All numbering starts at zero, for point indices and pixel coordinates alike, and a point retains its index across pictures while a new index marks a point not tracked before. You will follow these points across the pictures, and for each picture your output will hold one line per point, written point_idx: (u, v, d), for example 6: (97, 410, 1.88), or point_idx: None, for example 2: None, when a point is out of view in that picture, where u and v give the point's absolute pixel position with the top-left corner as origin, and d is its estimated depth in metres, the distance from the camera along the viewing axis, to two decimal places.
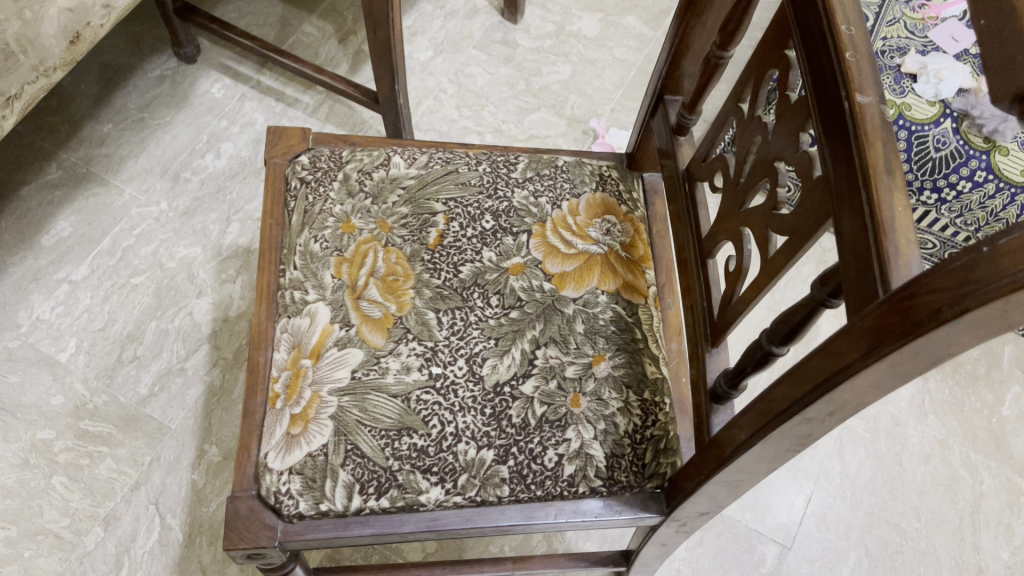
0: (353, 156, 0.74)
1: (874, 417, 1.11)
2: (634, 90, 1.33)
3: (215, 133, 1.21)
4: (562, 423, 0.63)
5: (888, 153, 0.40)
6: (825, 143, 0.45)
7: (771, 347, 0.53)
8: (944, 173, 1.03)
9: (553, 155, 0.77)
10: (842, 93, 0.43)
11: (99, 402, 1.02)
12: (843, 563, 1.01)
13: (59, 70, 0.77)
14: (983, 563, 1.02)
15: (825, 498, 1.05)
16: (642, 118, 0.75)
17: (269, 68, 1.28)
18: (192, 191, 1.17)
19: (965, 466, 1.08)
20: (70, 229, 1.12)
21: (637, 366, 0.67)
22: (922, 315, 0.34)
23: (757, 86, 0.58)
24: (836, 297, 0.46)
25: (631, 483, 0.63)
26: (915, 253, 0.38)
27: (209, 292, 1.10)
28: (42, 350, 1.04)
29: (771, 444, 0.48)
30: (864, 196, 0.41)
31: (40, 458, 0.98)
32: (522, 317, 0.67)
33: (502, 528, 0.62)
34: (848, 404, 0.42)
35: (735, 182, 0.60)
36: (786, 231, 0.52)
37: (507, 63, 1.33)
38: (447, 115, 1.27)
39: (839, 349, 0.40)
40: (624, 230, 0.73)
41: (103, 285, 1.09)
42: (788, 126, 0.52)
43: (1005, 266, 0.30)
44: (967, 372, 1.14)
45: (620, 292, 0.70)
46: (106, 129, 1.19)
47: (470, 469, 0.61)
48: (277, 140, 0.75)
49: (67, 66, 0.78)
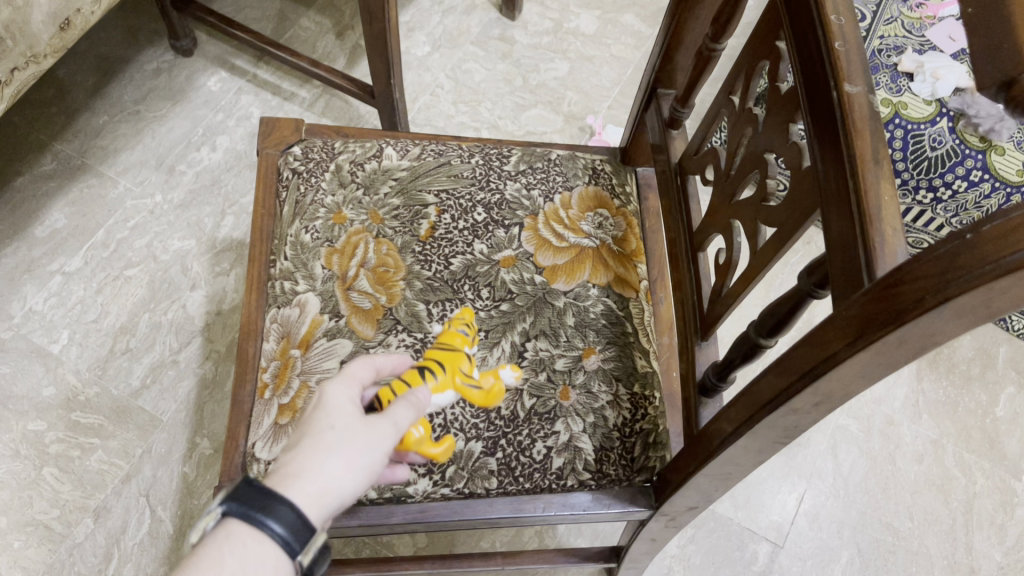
0: (345, 148, 0.74)
1: (868, 416, 1.10)
2: (631, 87, 1.33)
3: (211, 127, 1.21)
4: (551, 415, 0.63)
5: (875, 143, 0.40)
6: (814, 133, 0.44)
7: (759, 339, 0.53)
8: (940, 172, 1.03)
9: (545, 149, 0.77)
10: (831, 84, 0.43)
11: (91, 393, 1.02)
12: (834, 562, 1.01)
13: (47, 56, 0.77)
14: (975, 563, 1.02)
15: (817, 496, 1.04)
16: (635, 113, 0.75)
17: (266, 62, 1.28)
18: (187, 183, 1.17)
19: (958, 466, 1.07)
20: (64, 220, 1.12)
21: (627, 360, 0.67)
22: (905, 303, 0.34)
23: (748, 79, 0.58)
24: (822, 288, 0.46)
25: (619, 476, 0.63)
26: (901, 243, 0.38)
27: (203, 285, 1.10)
28: (34, 341, 1.04)
29: (757, 435, 0.48)
30: (851, 185, 0.40)
31: (31, 449, 0.98)
32: (512, 310, 0.67)
33: (491, 520, 0.62)
34: (834, 395, 0.42)
35: (726, 175, 0.60)
36: (775, 224, 0.52)
37: (504, 60, 1.33)
38: (444, 110, 1.27)
39: (824, 338, 0.39)
40: (615, 225, 0.72)
41: (96, 277, 1.09)
42: (777, 119, 0.52)
43: (987, 253, 0.30)
44: (962, 372, 1.13)
45: (611, 286, 0.69)
46: (101, 121, 1.19)
47: (457, 461, 0.61)
48: (269, 131, 0.75)
49: (57, 53, 0.78)
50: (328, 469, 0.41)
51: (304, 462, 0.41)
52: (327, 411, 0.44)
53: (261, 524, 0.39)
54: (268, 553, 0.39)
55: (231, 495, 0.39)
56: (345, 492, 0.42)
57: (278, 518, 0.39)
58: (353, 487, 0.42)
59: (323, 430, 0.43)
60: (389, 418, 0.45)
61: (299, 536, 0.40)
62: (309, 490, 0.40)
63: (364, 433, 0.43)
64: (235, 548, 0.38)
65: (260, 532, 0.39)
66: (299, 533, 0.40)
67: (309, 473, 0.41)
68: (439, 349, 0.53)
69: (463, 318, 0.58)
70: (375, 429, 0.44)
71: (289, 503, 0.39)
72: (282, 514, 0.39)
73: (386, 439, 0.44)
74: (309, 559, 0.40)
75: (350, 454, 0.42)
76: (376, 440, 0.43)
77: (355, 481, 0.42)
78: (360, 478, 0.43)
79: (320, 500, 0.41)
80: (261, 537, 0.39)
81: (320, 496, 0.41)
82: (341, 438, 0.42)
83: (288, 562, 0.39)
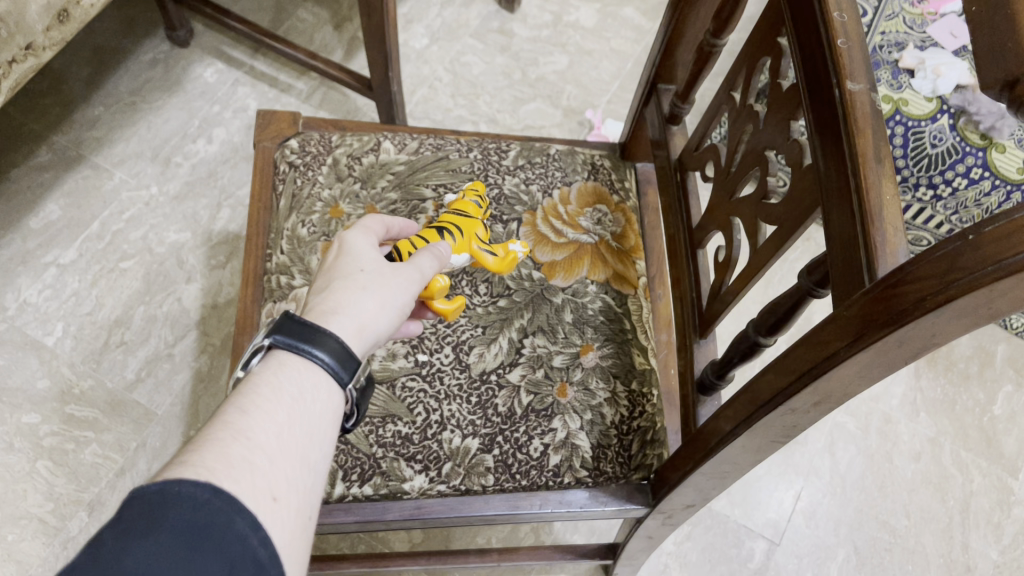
0: (343, 141, 0.74)
1: (865, 414, 1.10)
2: (630, 81, 1.32)
3: (207, 118, 1.21)
4: (548, 412, 0.63)
5: (877, 142, 0.40)
6: (815, 131, 0.44)
7: (758, 338, 0.53)
8: (940, 169, 1.02)
9: (545, 143, 0.76)
10: (833, 81, 0.42)
11: (85, 386, 1.01)
12: (831, 560, 1.01)
13: (45, 48, 0.76)
14: (971, 562, 1.02)
15: (814, 494, 1.04)
16: (634, 107, 0.75)
17: (263, 53, 1.27)
18: (183, 175, 1.16)
19: (956, 464, 1.07)
20: (59, 212, 1.11)
21: (625, 356, 0.66)
22: (906, 303, 0.33)
23: (749, 75, 0.57)
24: (823, 287, 0.45)
25: (616, 473, 0.63)
26: (902, 243, 0.38)
27: (198, 278, 1.09)
28: (28, 333, 1.04)
29: (756, 434, 0.48)
30: (853, 184, 0.40)
31: (25, 442, 0.97)
32: (510, 306, 0.66)
33: (487, 517, 0.61)
34: (833, 395, 0.42)
35: (726, 172, 0.60)
36: (775, 222, 0.52)
37: (503, 53, 1.32)
38: (442, 103, 1.27)
39: (824, 337, 0.39)
40: (614, 221, 0.72)
41: (91, 269, 1.08)
42: (779, 116, 0.52)
43: (989, 254, 0.29)
44: (960, 370, 1.13)
45: (610, 282, 0.69)
46: (97, 112, 1.18)
47: (454, 458, 0.61)
48: (265, 123, 0.74)
49: (55, 45, 0.77)
50: (364, 306, 0.47)
51: (345, 298, 0.47)
52: (354, 259, 0.50)
53: (312, 354, 0.43)
54: (321, 382, 0.44)
55: (277, 328, 0.44)
56: (381, 327, 0.48)
57: (325, 348, 0.44)
58: (386, 323, 0.48)
59: (356, 273, 0.49)
60: (413, 265, 0.51)
61: (345, 365, 0.44)
62: (350, 324, 0.46)
63: (392, 277, 0.49)
64: (290, 377, 0.43)
65: (312, 364, 0.44)
66: (345, 362, 0.44)
67: (346, 311, 0.46)
68: (458, 216, 0.60)
69: (475, 195, 0.65)
70: (401, 275, 0.50)
71: (337, 337, 0.44)
72: (333, 347, 0.44)
73: (412, 282, 0.50)
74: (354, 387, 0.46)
75: (381, 294, 0.48)
76: (402, 284, 0.50)
77: (387, 318, 0.48)
78: (390, 315, 0.49)
79: (359, 334, 0.46)
80: (313, 367, 0.44)
81: (358, 331, 0.46)
82: (371, 281, 0.48)
83: (338, 390, 0.44)
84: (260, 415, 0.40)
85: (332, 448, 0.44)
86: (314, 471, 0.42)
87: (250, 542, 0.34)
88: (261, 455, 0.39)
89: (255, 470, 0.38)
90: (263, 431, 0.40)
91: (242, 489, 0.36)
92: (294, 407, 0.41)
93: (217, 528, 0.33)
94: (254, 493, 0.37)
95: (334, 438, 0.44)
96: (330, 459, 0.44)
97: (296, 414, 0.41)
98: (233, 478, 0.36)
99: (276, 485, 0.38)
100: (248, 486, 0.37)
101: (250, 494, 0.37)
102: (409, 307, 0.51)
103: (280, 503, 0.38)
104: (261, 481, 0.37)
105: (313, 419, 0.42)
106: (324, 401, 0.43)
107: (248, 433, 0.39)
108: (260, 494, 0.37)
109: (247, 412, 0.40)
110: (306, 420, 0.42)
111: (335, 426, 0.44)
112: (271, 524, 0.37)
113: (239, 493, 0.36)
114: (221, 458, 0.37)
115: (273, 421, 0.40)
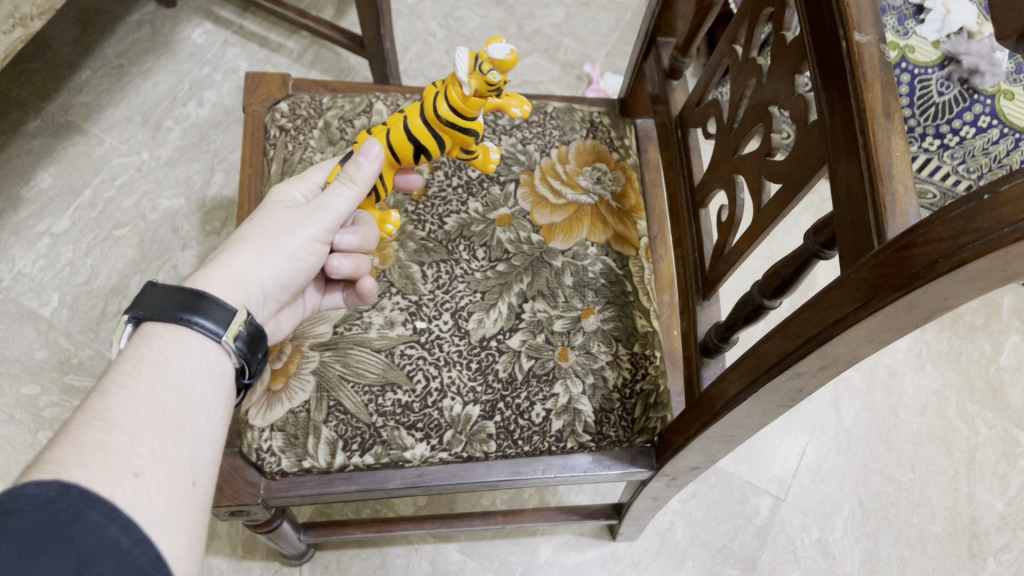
0: (333, 103, 0.71)
1: (871, 369, 1.09)
2: (629, 33, 1.29)
3: (197, 81, 1.18)
4: (550, 377, 0.62)
5: (887, 96, 0.37)
6: (821, 84, 0.42)
7: (763, 300, 0.52)
8: (947, 118, 0.93)
9: (542, 101, 0.74)
10: (840, 32, 0.40)
11: (84, 356, 1.01)
12: (836, 514, 1.01)
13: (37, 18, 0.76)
14: (977, 514, 1.02)
15: (819, 450, 1.04)
16: (633, 63, 0.72)
17: (252, 12, 1.24)
18: (174, 140, 1.14)
19: (961, 416, 1.07)
20: (49, 180, 1.10)
21: (625, 319, 0.65)
22: (917, 266, 0.32)
23: (751, 27, 0.55)
24: (829, 248, 0.44)
25: (619, 437, 0.62)
26: (912, 202, 0.36)
27: (194, 245, 1.08)
28: (23, 304, 1.03)
29: (761, 399, 0.47)
30: (861, 143, 0.38)
31: (26, 413, 0.97)
32: (509, 270, 0.65)
33: (491, 484, 0.61)
34: (841, 358, 0.40)
35: (728, 128, 0.58)
36: (780, 179, 0.50)
37: (498, 6, 1.29)
38: (437, 60, 1.24)
39: (833, 301, 0.37)
40: (614, 179, 0.70)
41: (84, 237, 1.07)
42: (783, 69, 0.50)
43: (1004, 215, 0.28)
44: (966, 322, 1.12)
45: (611, 244, 0.68)
46: (84, 76, 1.15)
47: (455, 425, 0.60)
48: (255, 86, 0.72)
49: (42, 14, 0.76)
50: (241, 261, 0.49)
51: (224, 255, 0.49)
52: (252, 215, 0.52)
53: (182, 319, 0.45)
54: (190, 343, 0.45)
55: (138, 303, 0.45)
56: (264, 276, 0.50)
57: (194, 312, 0.45)
58: (269, 269, 0.50)
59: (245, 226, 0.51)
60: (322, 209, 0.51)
61: (218, 320, 0.46)
62: (221, 273, 0.48)
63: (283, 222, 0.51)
64: (151, 346, 0.43)
65: (180, 327, 0.45)
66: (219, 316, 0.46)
67: (219, 264, 0.48)
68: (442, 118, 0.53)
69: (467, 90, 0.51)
70: (292, 221, 0.51)
71: (207, 297, 0.46)
72: (203, 306, 0.45)
73: (311, 227, 0.51)
74: (232, 339, 0.46)
75: (261, 243, 0.50)
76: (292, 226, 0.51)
77: (272, 267, 0.50)
78: (283, 260, 0.51)
79: (236, 285, 0.48)
80: (185, 332, 0.45)
81: (233, 283, 0.48)
82: (253, 234, 0.50)
83: (211, 345, 0.46)
84: (118, 394, 0.41)
85: (213, 412, 0.45)
86: (190, 435, 0.42)
87: (108, 531, 0.34)
88: (120, 434, 0.39)
89: (112, 450, 0.38)
90: (122, 408, 0.40)
91: (98, 475, 0.36)
92: (157, 375, 0.42)
93: (64, 523, 0.33)
94: (111, 473, 0.37)
95: (213, 399, 0.45)
96: (211, 423, 0.44)
97: (159, 383, 0.42)
98: (85, 464, 0.36)
99: (137, 461, 0.38)
100: (102, 468, 0.37)
101: (106, 476, 0.36)
102: (307, 254, 0.52)
103: (144, 477, 0.38)
104: (118, 459, 0.38)
105: (179, 385, 0.43)
106: (192, 361, 0.44)
107: (106, 414, 0.39)
108: (119, 471, 0.37)
109: (106, 395, 0.41)
110: (172, 385, 0.42)
111: (208, 386, 0.45)
112: (133, 498, 0.37)
113: (90, 479, 0.36)
114: (75, 450, 0.37)
115: (133, 394, 0.41)
